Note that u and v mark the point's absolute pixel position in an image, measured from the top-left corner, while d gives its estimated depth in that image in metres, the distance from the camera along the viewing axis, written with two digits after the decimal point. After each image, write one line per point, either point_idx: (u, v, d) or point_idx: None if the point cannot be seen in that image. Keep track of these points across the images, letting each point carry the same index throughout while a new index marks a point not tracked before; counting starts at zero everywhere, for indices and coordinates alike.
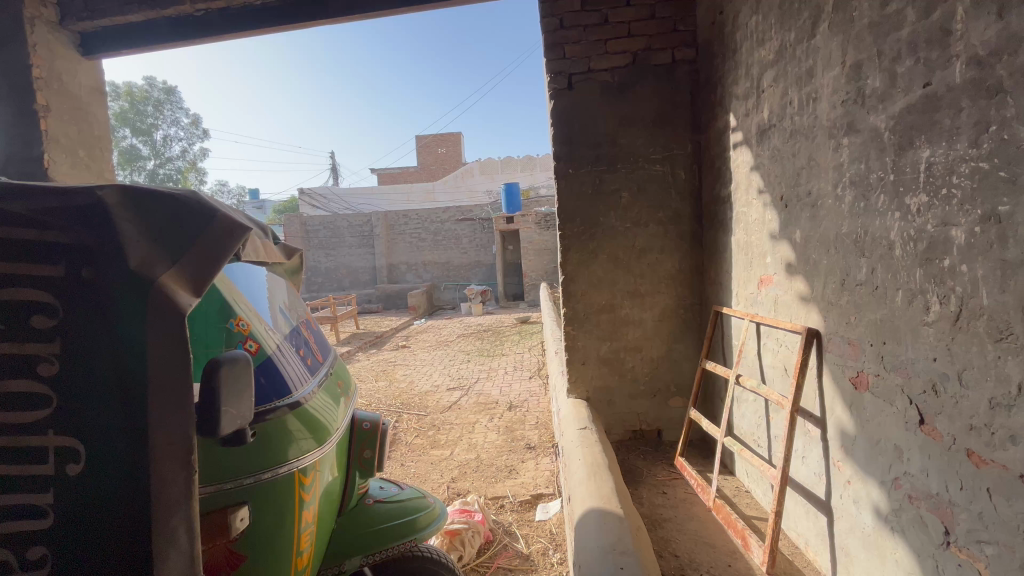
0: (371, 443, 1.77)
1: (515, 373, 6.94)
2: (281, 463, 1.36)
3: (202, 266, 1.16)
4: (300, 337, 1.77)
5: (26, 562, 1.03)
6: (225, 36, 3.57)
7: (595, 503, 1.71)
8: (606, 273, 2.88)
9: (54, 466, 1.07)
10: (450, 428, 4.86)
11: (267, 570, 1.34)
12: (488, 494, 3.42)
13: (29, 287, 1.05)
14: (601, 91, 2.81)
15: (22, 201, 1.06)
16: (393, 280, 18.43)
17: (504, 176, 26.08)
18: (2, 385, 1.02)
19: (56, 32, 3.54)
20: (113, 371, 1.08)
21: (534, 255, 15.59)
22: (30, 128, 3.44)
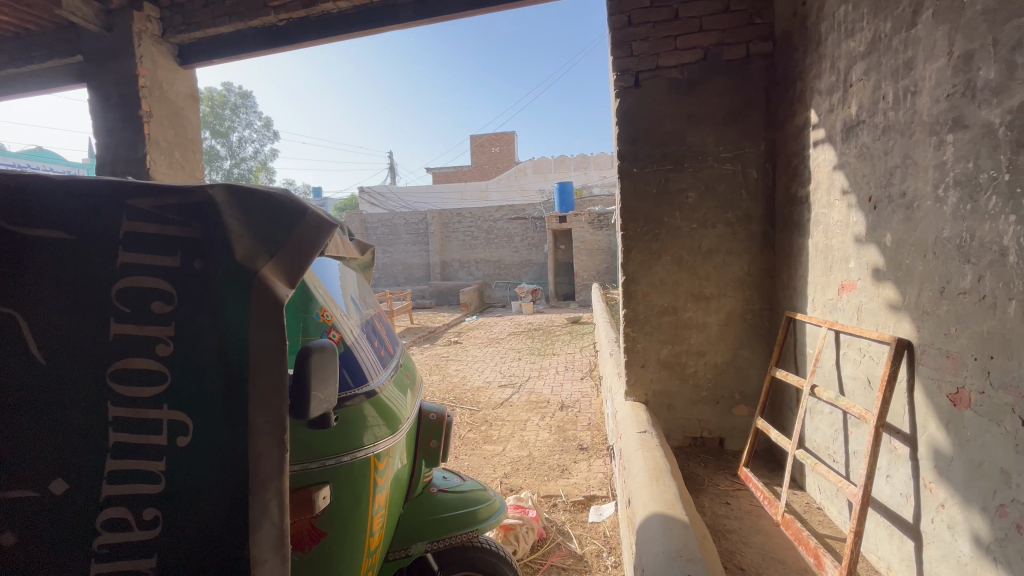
0: (437, 433, 1.84)
1: (566, 373, 6.91)
2: (358, 447, 1.44)
3: (296, 260, 1.26)
4: (374, 329, 1.87)
5: (143, 521, 1.17)
6: (304, 44, 3.79)
7: (658, 508, 1.68)
8: (669, 275, 2.82)
9: (167, 437, 1.19)
10: (502, 424, 4.92)
11: (343, 546, 1.43)
12: (541, 492, 3.44)
13: (152, 276, 1.19)
14: (669, 88, 2.75)
15: (148, 198, 1.19)
16: (446, 277, 18.85)
17: (557, 175, 25.99)
18: (130, 363, 1.17)
19: (159, 44, 3.90)
20: (218, 354, 1.19)
21: (587, 254, 15.44)
22: (135, 132, 3.81)
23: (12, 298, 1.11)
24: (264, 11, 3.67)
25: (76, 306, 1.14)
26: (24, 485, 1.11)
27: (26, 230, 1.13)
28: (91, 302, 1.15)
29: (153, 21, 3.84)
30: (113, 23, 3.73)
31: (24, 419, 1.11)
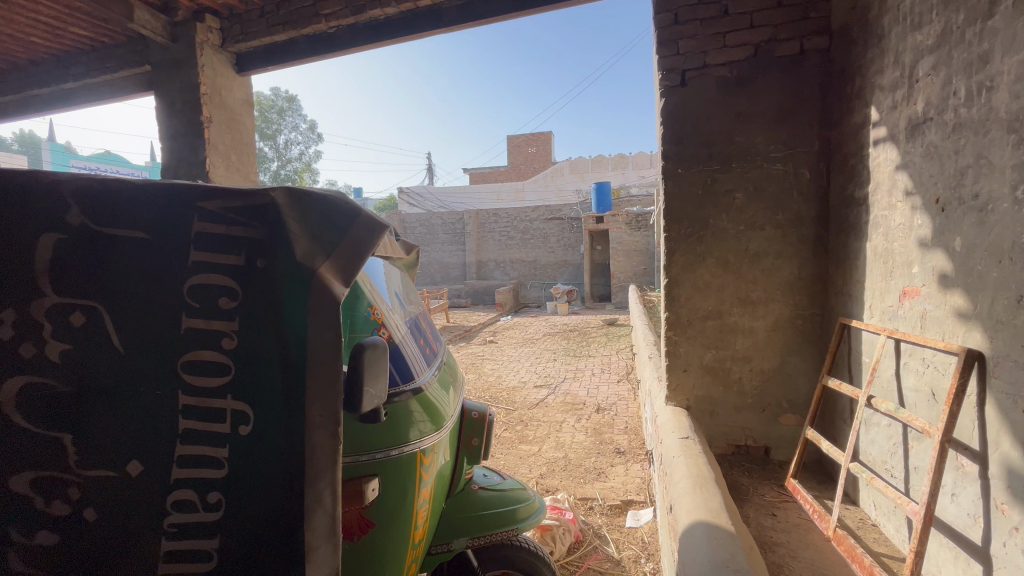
0: (479, 431, 1.87)
1: (602, 375, 6.85)
2: (405, 443, 1.48)
3: (350, 260, 1.31)
4: (420, 328, 1.92)
5: (208, 503, 1.25)
6: (352, 50, 3.92)
7: (702, 516, 1.65)
8: (714, 278, 2.75)
9: (230, 425, 1.26)
10: (537, 425, 4.93)
11: (390, 537, 1.47)
12: (577, 494, 3.42)
13: (219, 274, 1.26)
14: (717, 87, 2.68)
15: (216, 200, 1.27)
16: (481, 276, 19.01)
17: (594, 175, 25.76)
18: (199, 355, 1.25)
19: (219, 54, 4.13)
20: (279, 350, 1.25)
21: (624, 255, 15.23)
22: (197, 137, 4.04)
23: (99, 292, 1.21)
24: (316, 20, 3.82)
25: (152, 301, 1.23)
26: (105, 465, 1.21)
27: (111, 230, 1.23)
28: (165, 297, 1.23)
29: (213, 32, 4.06)
30: (178, 34, 3.96)
31: (106, 404, 1.21)
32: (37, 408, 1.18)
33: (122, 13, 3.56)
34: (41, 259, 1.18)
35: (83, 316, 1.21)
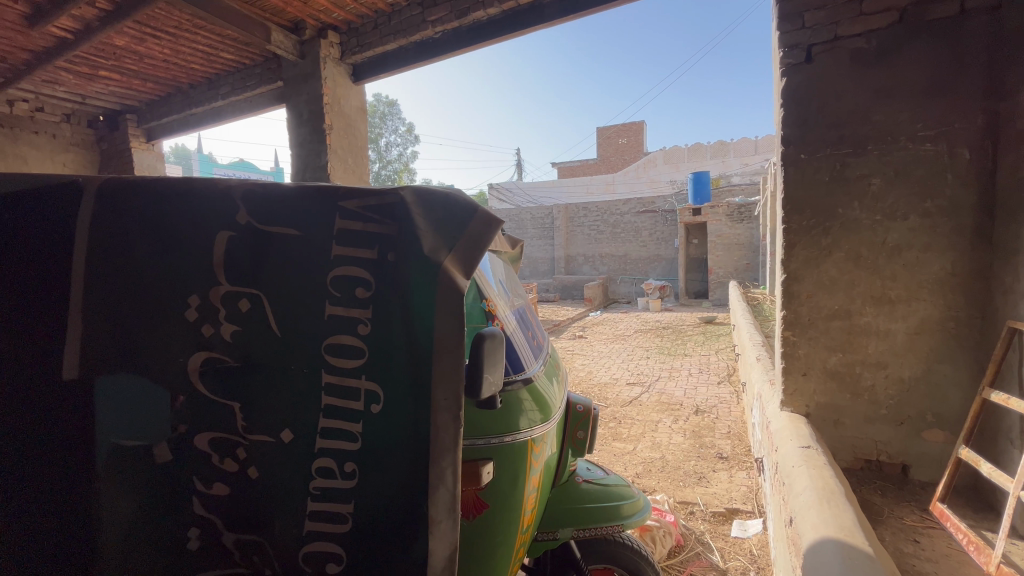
0: (584, 424, 1.89)
1: (700, 376, 6.51)
2: (517, 430, 1.54)
3: (471, 253, 1.38)
4: (527, 320, 1.98)
5: (344, 471, 1.39)
6: (455, 52, 4.10)
7: (832, 533, 1.52)
8: (843, 273, 2.49)
9: (363, 403, 1.38)
10: (631, 423, 4.83)
11: (502, 519, 1.54)
12: (676, 497, 3.30)
13: (355, 266, 1.39)
14: (850, 61, 2.41)
15: (354, 200, 1.41)
16: (570, 271, 18.93)
17: (690, 164, 24.44)
18: (339, 338, 1.39)
19: (339, 66, 4.52)
20: (408, 338, 1.36)
21: (723, 249, 14.32)
22: (320, 143, 4.49)
23: (260, 281, 1.41)
24: (423, 27, 4.05)
25: (302, 290, 1.40)
26: (265, 431, 1.40)
27: (270, 228, 1.42)
28: (311, 286, 1.39)
29: (334, 47, 4.46)
30: (305, 51, 4.40)
31: (266, 379, 1.40)
32: (214, 377, 1.41)
33: (262, 37, 4.04)
34: (218, 253, 1.41)
35: (248, 302, 1.41)
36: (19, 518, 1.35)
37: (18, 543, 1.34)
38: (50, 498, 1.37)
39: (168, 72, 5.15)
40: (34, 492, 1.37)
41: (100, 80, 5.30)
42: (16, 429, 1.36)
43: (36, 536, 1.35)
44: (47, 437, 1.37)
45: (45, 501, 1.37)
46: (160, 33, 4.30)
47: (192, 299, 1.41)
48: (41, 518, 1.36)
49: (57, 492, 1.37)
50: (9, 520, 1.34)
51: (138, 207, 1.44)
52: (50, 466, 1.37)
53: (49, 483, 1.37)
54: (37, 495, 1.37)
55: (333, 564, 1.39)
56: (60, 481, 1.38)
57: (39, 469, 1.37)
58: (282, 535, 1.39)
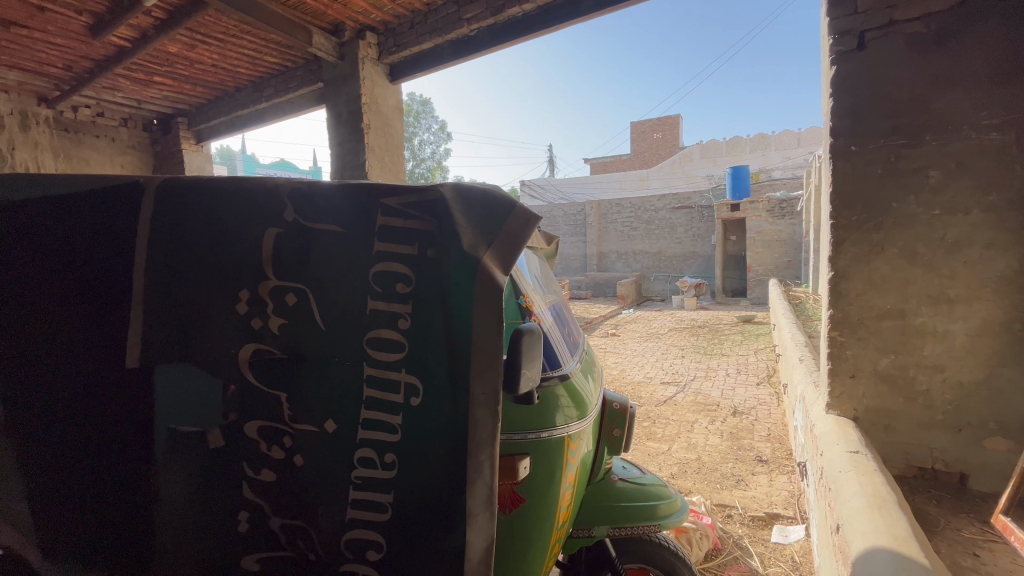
0: (620, 422, 1.87)
1: (738, 376, 6.32)
2: (552, 426, 1.54)
3: (510, 249, 1.38)
4: (563, 317, 1.98)
5: (384, 462, 1.42)
6: (490, 49, 4.12)
7: (883, 542, 1.45)
8: (896, 271, 2.37)
9: (403, 396, 1.42)
10: (666, 423, 4.75)
11: (538, 514, 1.54)
12: (713, 500, 3.23)
13: (395, 262, 1.42)
14: (906, 47, 2.28)
15: (395, 197, 1.44)
16: (602, 268, 18.71)
17: (729, 158, 23.70)
18: (380, 332, 1.42)
19: (376, 66, 4.60)
20: (447, 334, 1.38)
21: (763, 246, 13.84)
22: (358, 142, 4.60)
23: (305, 276, 1.46)
24: (459, 24, 4.08)
25: (345, 284, 1.44)
26: (309, 420, 1.46)
27: (315, 225, 1.47)
28: (354, 282, 1.43)
29: (372, 47, 4.54)
30: (344, 53, 4.50)
31: (310, 370, 1.45)
32: (262, 368, 1.46)
33: (303, 39, 4.17)
34: (267, 249, 1.47)
35: (295, 296, 1.46)
36: (106, 488, 1.53)
37: (109, 507, 1.53)
38: (125, 474, 1.52)
39: (216, 76, 5.38)
40: (114, 467, 1.52)
41: (154, 85, 5.59)
42: (98, 410, 1.52)
43: (119, 504, 1.52)
44: (120, 419, 1.51)
45: (121, 477, 1.52)
46: (209, 39, 4.49)
47: (242, 293, 1.48)
48: (119, 490, 1.52)
49: (130, 469, 1.52)
50: (100, 488, 1.53)
51: (195, 206, 1.53)
52: (125, 444, 1.52)
53: (123, 460, 1.52)
54: (116, 470, 1.52)
55: (372, 552, 1.43)
56: (132, 459, 1.52)
57: (117, 447, 1.52)
58: (325, 521, 1.44)
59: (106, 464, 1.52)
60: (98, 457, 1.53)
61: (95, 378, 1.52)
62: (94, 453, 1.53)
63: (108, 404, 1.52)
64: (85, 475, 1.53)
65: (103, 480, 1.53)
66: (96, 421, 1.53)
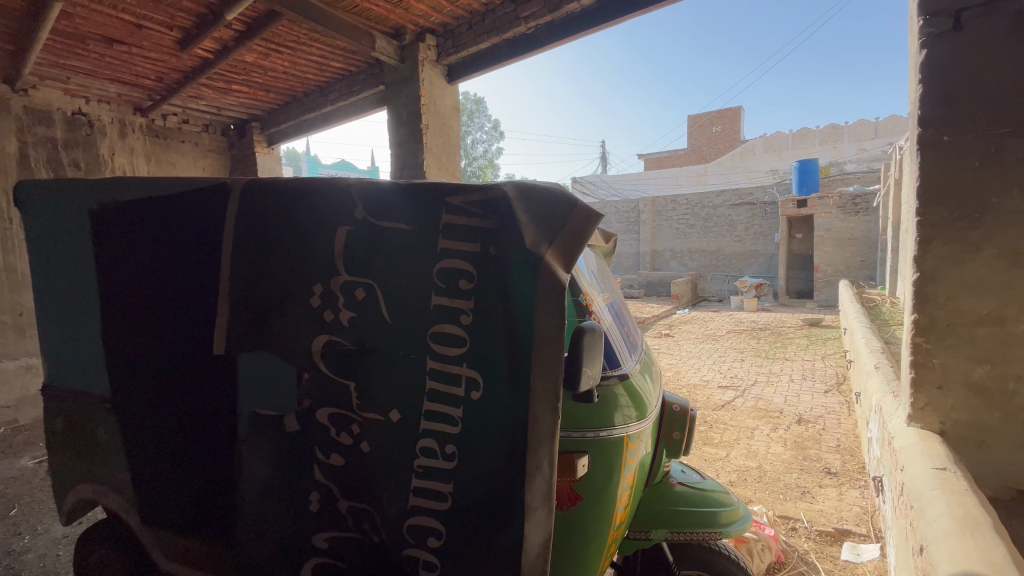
0: (680, 425, 1.83)
1: (803, 383, 5.97)
2: (611, 426, 1.54)
3: (571, 247, 1.38)
4: (621, 315, 1.96)
5: (444, 453, 1.46)
6: (547, 46, 4.14)
7: (975, 568, 1.34)
8: (994, 274, 2.15)
9: (464, 390, 1.45)
10: (724, 428, 4.57)
11: (595, 514, 1.53)
12: (776, 511, 3.08)
13: (458, 259, 1.46)
14: (1013, 25, 2.06)
15: (459, 196, 1.48)
16: (656, 267, 18.21)
17: (795, 151, 22.37)
18: (443, 327, 1.46)
19: (435, 67, 4.72)
20: (508, 330, 1.40)
21: (833, 244, 12.97)
22: (417, 143, 4.73)
23: (373, 272, 1.53)
24: (516, 23, 4.12)
25: (410, 280, 1.49)
26: (375, 409, 1.52)
27: (384, 223, 1.53)
28: (419, 278, 1.49)
29: (431, 49, 4.66)
30: (405, 55, 4.64)
31: (377, 362, 1.52)
32: (333, 358, 1.55)
33: (367, 44, 4.34)
34: (339, 246, 1.56)
35: (363, 291, 1.53)
36: (204, 459, 1.73)
37: (207, 477, 1.73)
38: (219, 447, 1.70)
39: (286, 82, 5.71)
40: (209, 442, 1.72)
41: (233, 93, 6.01)
42: (198, 389, 1.71)
43: (215, 475, 1.71)
44: (216, 399, 1.68)
45: (216, 450, 1.71)
46: (283, 48, 4.77)
47: (316, 288, 1.57)
48: (214, 462, 1.71)
49: (222, 444, 1.70)
50: (199, 458, 1.74)
51: (275, 206, 1.64)
52: (217, 422, 1.70)
53: (216, 436, 1.70)
54: (211, 444, 1.71)
55: (433, 539, 1.47)
56: (223, 436, 1.69)
57: (212, 423, 1.71)
58: (390, 506, 1.51)
59: (203, 437, 1.72)
60: (198, 431, 1.74)
61: (193, 362, 1.71)
62: (195, 428, 1.74)
63: (203, 384, 1.70)
64: (190, 446, 1.75)
65: (202, 452, 1.73)
66: (195, 401, 1.72)
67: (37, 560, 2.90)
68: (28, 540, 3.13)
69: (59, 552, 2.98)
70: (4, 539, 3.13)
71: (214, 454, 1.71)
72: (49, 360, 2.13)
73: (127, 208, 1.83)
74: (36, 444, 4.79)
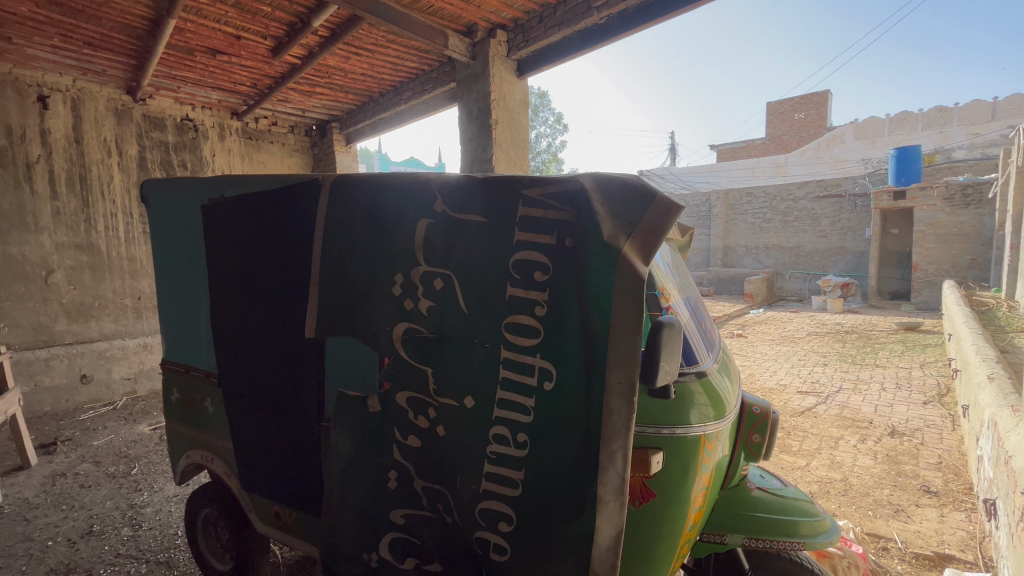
0: (761, 428, 1.75)
1: (898, 392, 5.44)
2: (688, 424, 1.50)
3: (650, 240, 1.36)
4: (699, 311, 1.90)
5: (516, 440, 1.49)
6: (619, 36, 4.06)
7: None
8: None
9: (537, 380, 1.47)
10: (804, 436, 4.28)
11: (668, 511, 1.50)
12: (865, 528, 2.85)
13: (535, 251, 1.47)
14: None
15: (536, 188, 1.49)
16: (728, 264, 17.31)
17: (892, 138, 20.31)
18: (518, 318, 1.49)
19: (505, 62, 4.76)
20: (582, 323, 1.41)
21: (936, 241, 11.67)
22: (487, 137, 4.81)
23: (451, 263, 1.59)
24: (589, 13, 4.07)
25: (487, 271, 1.53)
26: (450, 395, 1.59)
27: (462, 216, 1.58)
28: (495, 269, 1.52)
29: (502, 44, 4.71)
30: (476, 52, 4.73)
31: (453, 349, 1.58)
32: (412, 345, 1.62)
33: (441, 43, 4.46)
34: (419, 239, 1.63)
35: (441, 281, 1.59)
36: (296, 433, 1.89)
37: (299, 450, 1.89)
38: (309, 423, 1.85)
39: (365, 84, 6.01)
40: (301, 417, 1.87)
41: (316, 95, 6.42)
42: (293, 369, 1.87)
43: (306, 448, 1.87)
44: (310, 378, 1.83)
45: (307, 425, 1.86)
46: (362, 50, 5.01)
47: (397, 278, 1.66)
48: (306, 436, 1.86)
49: (312, 420, 1.85)
50: (293, 432, 1.90)
51: (362, 199, 1.74)
52: (309, 400, 1.85)
53: (306, 413, 1.86)
54: (304, 419, 1.86)
55: (504, 524, 1.51)
56: (314, 412, 1.84)
57: (304, 401, 1.86)
58: (463, 488, 1.57)
59: (296, 413, 1.88)
60: (291, 407, 1.89)
61: (289, 343, 1.87)
62: (288, 403, 1.90)
63: (297, 364, 1.86)
64: (283, 419, 1.92)
65: (294, 426, 1.89)
66: (289, 378, 1.89)
67: (154, 513, 3.31)
68: (147, 495, 3.58)
69: (171, 508, 3.38)
70: (128, 493, 3.60)
71: (306, 429, 1.86)
72: (168, 338, 2.40)
73: (232, 202, 2.02)
74: (153, 413, 5.45)
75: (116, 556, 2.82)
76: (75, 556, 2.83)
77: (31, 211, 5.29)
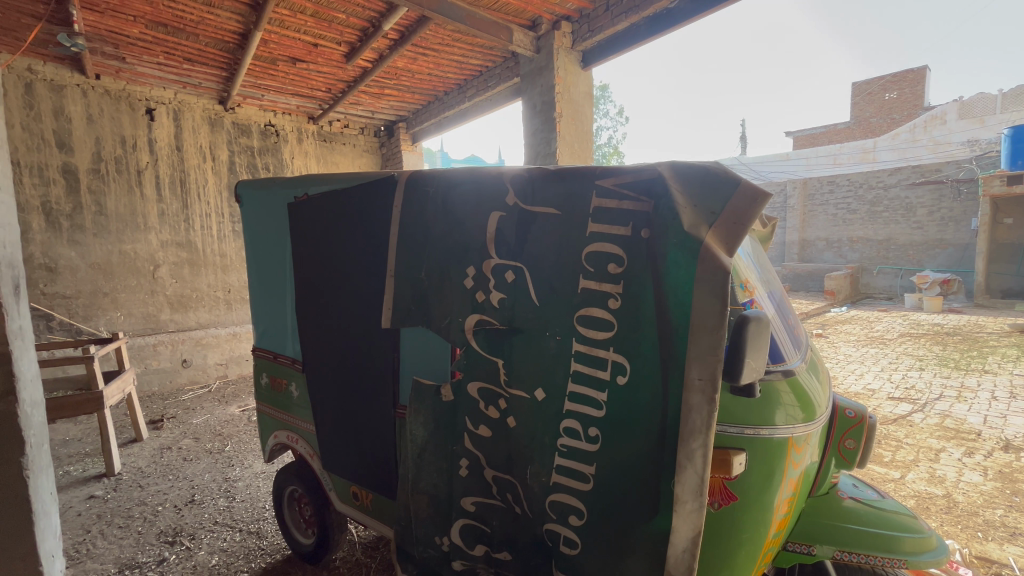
0: (856, 433, 1.62)
1: (1012, 402, 4.83)
2: (773, 425, 1.42)
3: (735, 230, 1.29)
4: (784, 307, 1.78)
5: (588, 435, 1.48)
6: (691, 19, 3.89)
7: None
8: None
9: (610, 374, 1.44)
10: (897, 446, 3.91)
11: (749, 515, 1.42)
12: (975, 552, 2.55)
13: (609, 243, 1.44)
14: None
15: (610, 178, 1.46)
16: (806, 259, 16.15)
17: (1006, 116, 17.95)
18: (591, 310, 1.47)
19: (570, 54, 4.71)
20: (658, 317, 1.37)
21: None
22: (550, 131, 4.77)
23: (522, 255, 1.59)
24: None
25: (558, 263, 1.53)
26: (521, 386, 1.60)
27: (534, 208, 1.59)
28: (566, 261, 1.51)
29: (566, 36, 4.66)
30: (541, 45, 4.71)
31: (525, 341, 1.59)
32: (484, 337, 1.65)
33: (506, 38, 4.48)
34: (491, 231, 1.65)
35: (513, 274, 1.61)
36: (373, 419, 1.99)
37: (375, 434, 1.99)
38: (386, 409, 1.94)
39: (431, 83, 6.18)
40: (377, 404, 1.97)
41: (385, 97, 6.69)
42: (371, 357, 1.97)
43: (382, 432, 1.96)
44: (387, 367, 1.92)
45: (383, 411, 1.95)
46: (429, 51, 5.14)
47: (469, 270, 1.69)
48: (382, 421, 1.95)
49: (388, 406, 1.93)
50: (370, 417, 2.00)
51: (436, 193, 1.79)
52: (385, 387, 1.93)
53: (383, 400, 1.95)
54: (381, 406, 1.95)
55: (574, 517, 1.51)
56: (390, 400, 1.92)
57: (381, 388, 1.95)
58: (533, 479, 1.58)
59: (374, 399, 1.98)
60: (368, 393, 1.99)
61: (368, 333, 1.97)
62: (366, 390, 2.00)
63: (375, 353, 1.95)
64: (361, 405, 2.02)
65: (371, 411, 1.99)
66: (367, 367, 1.99)
67: (245, 487, 3.61)
68: (239, 470, 3.91)
69: (259, 484, 3.67)
70: (223, 468, 3.96)
71: (382, 415, 1.96)
72: (258, 326, 2.60)
73: (315, 198, 2.14)
74: (242, 396, 5.94)
75: (214, 524, 3.11)
76: (180, 521, 3.15)
77: (141, 212, 5.93)
